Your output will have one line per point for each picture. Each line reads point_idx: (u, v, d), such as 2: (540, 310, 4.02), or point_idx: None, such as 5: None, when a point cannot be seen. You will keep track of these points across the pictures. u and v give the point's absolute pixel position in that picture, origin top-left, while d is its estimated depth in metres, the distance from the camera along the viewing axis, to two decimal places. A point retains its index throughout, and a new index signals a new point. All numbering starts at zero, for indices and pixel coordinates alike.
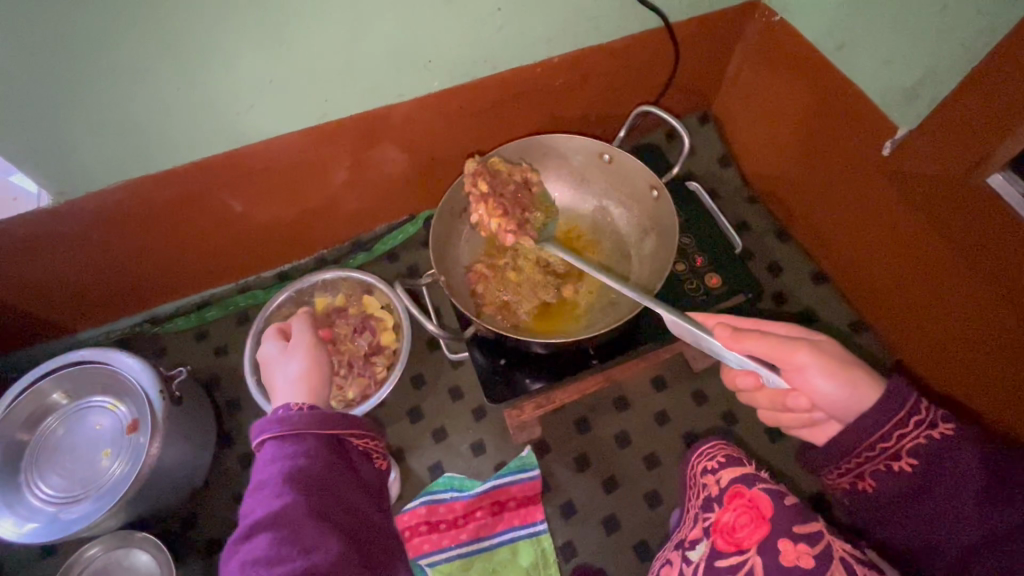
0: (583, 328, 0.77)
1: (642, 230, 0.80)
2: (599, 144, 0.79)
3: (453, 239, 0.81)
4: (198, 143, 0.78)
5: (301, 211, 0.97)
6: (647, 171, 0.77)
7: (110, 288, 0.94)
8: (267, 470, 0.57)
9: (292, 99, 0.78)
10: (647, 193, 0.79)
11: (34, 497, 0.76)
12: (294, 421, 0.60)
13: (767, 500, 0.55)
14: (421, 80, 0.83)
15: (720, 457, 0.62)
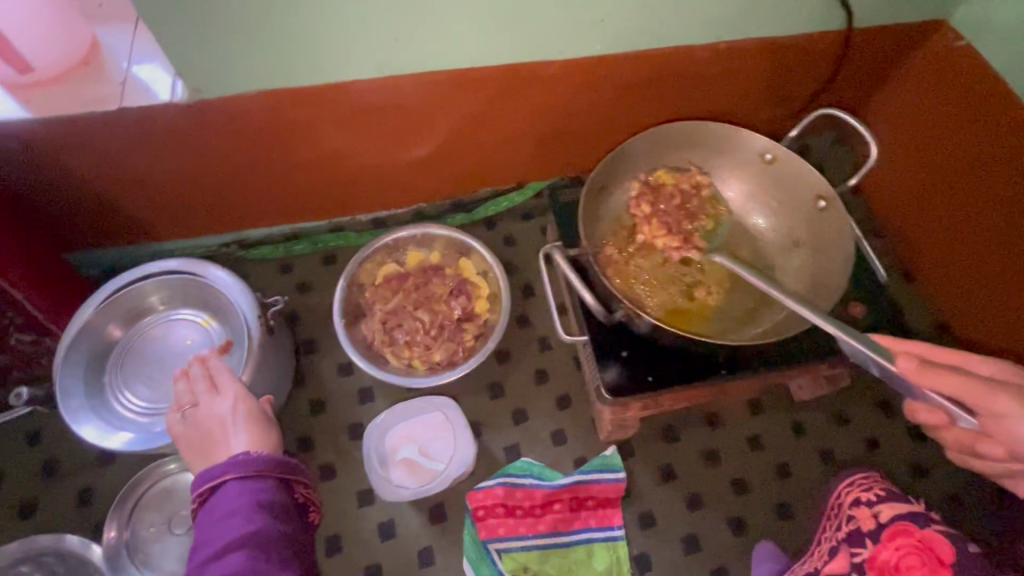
0: (719, 332, 0.71)
1: (794, 243, 0.74)
2: (767, 142, 0.73)
3: (595, 215, 0.75)
4: (343, 66, 0.73)
5: (415, 157, 0.91)
6: (820, 179, 0.71)
7: (210, 201, 0.89)
8: (234, 503, 0.57)
9: (453, 37, 0.72)
10: (809, 204, 0.73)
11: (119, 404, 0.75)
12: (240, 464, 0.60)
13: (947, 546, 0.62)
14: (584, 41, 0.77)
15: (877, 491, 0.70)
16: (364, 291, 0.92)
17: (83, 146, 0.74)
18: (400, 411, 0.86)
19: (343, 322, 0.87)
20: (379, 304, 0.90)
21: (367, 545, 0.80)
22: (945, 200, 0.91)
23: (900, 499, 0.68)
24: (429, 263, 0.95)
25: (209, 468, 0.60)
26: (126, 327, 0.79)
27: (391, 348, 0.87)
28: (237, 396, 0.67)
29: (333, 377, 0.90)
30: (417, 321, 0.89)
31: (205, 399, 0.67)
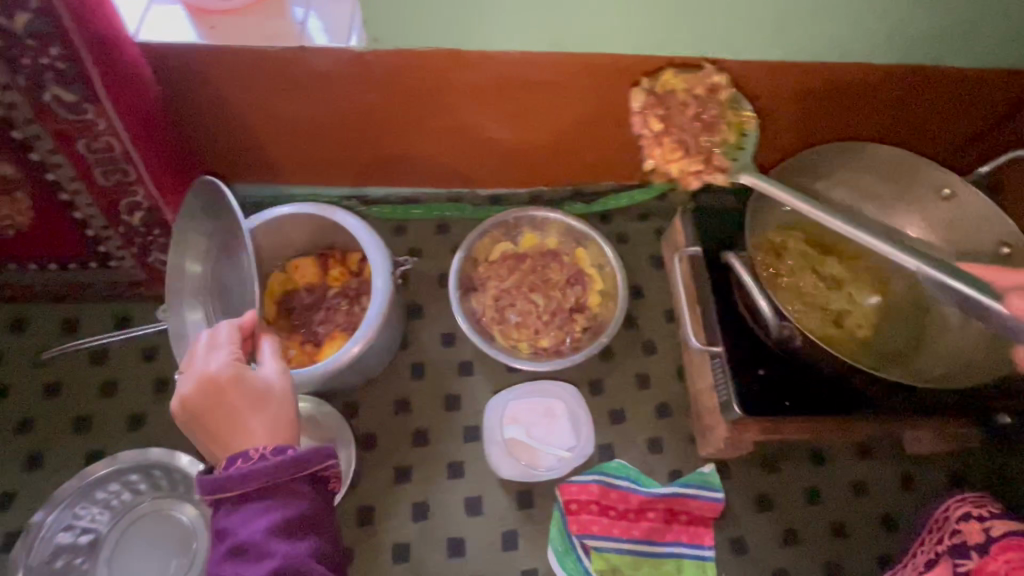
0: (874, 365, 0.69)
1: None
2: (950, 175, 0.71)
3: (757, 226, 0.74)
4: (519, 35, 0.71)
5: (553, 139, 0.89)
6: (1006, 222, 0.69)
7: (344, 155, 0.89)
8: (251, 525, 0.50)
9: (636, 19, 0.70)
10: (987, 249, 0.71)
11: None
12: (243, 475, 0.51)
13: None
14: (765, 44, 0.74)
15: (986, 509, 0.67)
16: (477, 266, 0.91)
17: (247, 81, 0.74)
18: (519, 389, 0.85)
19: (457, 294, 0.87)
20: (493, 281, 0.89)
21: (453, 518, 0.79)
22: None
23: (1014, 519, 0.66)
24: (544, 247, 0.93)
25: (209, 474, 0.51)
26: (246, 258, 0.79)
27: (500, 326, 0.87)
28: (232, 368, 0.55)
29: (435, 345, 0.90)
30: (531, 304, 0.88)
31: (193, 369, 0.55)
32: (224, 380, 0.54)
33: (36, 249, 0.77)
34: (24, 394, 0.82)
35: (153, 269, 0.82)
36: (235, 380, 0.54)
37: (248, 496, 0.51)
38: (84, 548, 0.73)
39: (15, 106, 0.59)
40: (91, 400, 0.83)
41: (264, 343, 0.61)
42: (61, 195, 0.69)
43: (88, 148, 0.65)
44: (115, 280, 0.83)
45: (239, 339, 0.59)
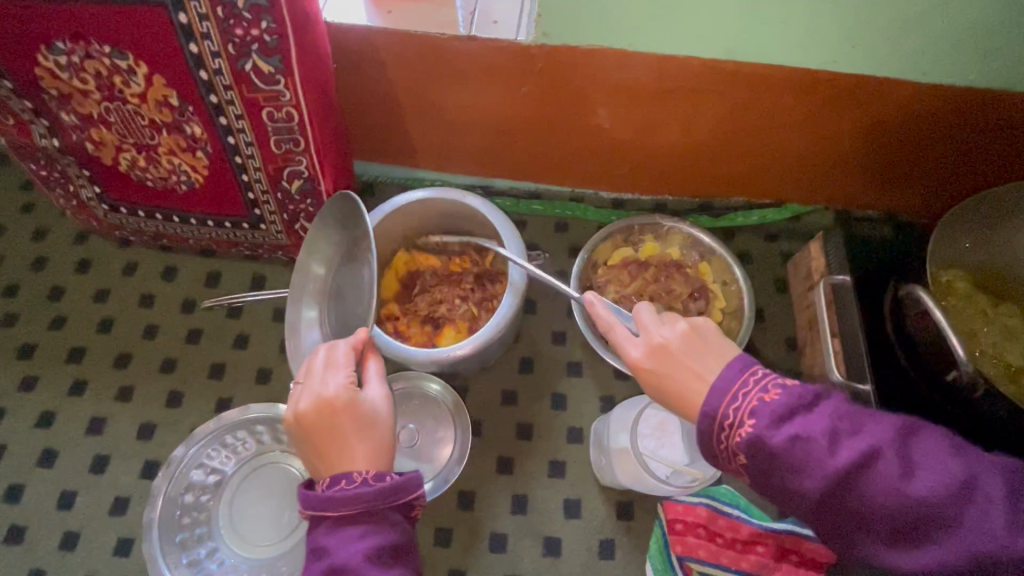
0: None
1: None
2: None
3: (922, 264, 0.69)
4: (685, 38, 0.70)
5: (692, 148, 0.87)
6: None
7: (483, 144, 0.91)
8: (346, 551, 0.51)
9: (814, 29, 0.67)
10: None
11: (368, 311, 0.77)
12: (344, 497, 0.52)
13: None
14: (951, 67, 0.69)
15: None
16: (597, 268, 0.91)
17: (411, 66, 0.78)
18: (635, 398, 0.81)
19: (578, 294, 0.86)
20: (611, 285, 0.88)
21: (551, 516, 0.79)
22: None
23: None
24: (667, 256, 0.91)
25: (314, 489, 0.53)
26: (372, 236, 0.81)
27: None
28: (346, 393, 0.57)
29: (546, 342, 0.90)
30: None
31: (315, 385, 0.58)
32: (340, 403, 0.56)
33: (201, 205, 0.84)
34: (169, 336, 0.90)
35: (297, 235, 0.87)
36: (346, 407, 0.56)
37: (344, 519, 0.52)
38: (210, 487, 0.78)
39: (220, 73, 0.65)
40: (227, 350, 0.89)
41: (372, 363, 0.61)
42: (237, 158, 0.75)
43: (271, 117, 0.69)
44: (261, 241, 0.88)
45: (352, 361, 0.60)
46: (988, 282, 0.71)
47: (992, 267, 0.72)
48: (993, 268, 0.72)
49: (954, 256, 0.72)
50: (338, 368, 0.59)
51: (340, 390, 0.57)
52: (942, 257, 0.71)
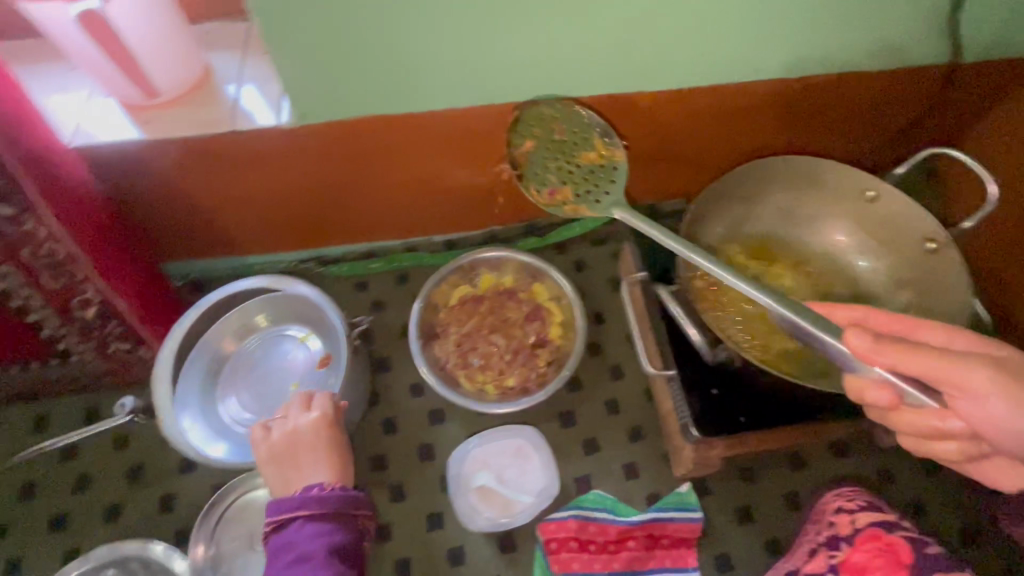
0: (819, 372, 0.71)
1: (896, 284, 0.74)
2: (869, 177, 0.74)
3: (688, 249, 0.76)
4: (441, 91, 0.74)
5: (498, 182, 0.91)
6: (931, 220, 0.70)
7: (296, 221, 0.91)
8: (309, 543, 0.58)
9: (550, 65, 0.73)
10: (916, 245, 0.73)
11: (232, 413, 0.74)
12: (310, 499, 0.60)
13: (906, 547, 0.59)
14: (679, 74, 0.76)
15: (854, 501, 0.65)
16: (437, 312, 0.92)
17: (189, 166, 0.77)
18: (492, 429, 0.87)
19: (419, 342, 0.88)
20: (452, 326, 0.91)
21: (436, 570, 0.79)
22: None
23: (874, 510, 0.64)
24: (501, 285, 0.95)
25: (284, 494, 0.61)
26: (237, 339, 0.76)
27: (465, 371, 0.88)
28: (321, 420, 0.67)
29: (405, 397, 0.91)
30: (492, 345, 0.89)
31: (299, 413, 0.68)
32: (323, 426, 0.66)
33: None
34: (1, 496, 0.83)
35: (116, 358, 0.83)
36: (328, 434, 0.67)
37: (309, 518, 0.60)
38: None
39: None
40: (67, 494, 0.83)
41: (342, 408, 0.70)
42: (14, 299, 0.71)
43: (33, 255, 0.66)
44: (81, 372, 0.84)
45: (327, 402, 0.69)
46: (737, 257, 0.77)
47: (736, 244, 0.78)
48: (738, 244, 0.78)
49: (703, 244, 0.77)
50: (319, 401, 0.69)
51: (319, 418, 0.67)
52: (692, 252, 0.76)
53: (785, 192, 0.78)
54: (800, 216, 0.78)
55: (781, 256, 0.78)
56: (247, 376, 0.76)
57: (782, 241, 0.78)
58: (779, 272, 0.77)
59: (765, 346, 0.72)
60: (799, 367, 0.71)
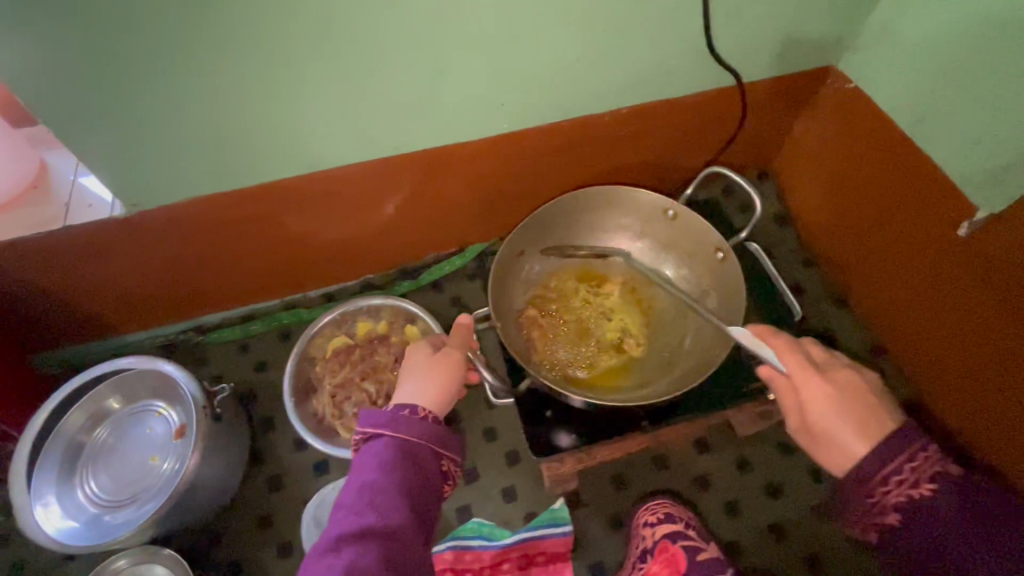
0: (636, 383, 0.78)
1: (701, 293, 0.82)
2: (666, 200, 0.81)
3: (510, 279, 0.84)
4: (269, 165, 0.79)
5: (357, 236, 0.96)
6: (714, 233, 0.79)
7: (165, 296, 0.94)
8: (369, 457, 0.58)
9: (367, 131, 0.78)
10: (711, 254, 0.81)
11: (85, 492, 0.76)
12: (411, 427, 0.61)
13: (684, 556, 0.68)
14: (492, 123, 0.83)
15: (659, 513, 0.75)
16: (315, 364, 0.96)
17: (33, 263, 0.79)
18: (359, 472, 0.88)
19: (291, 400, 0.90)
20: (328, 378, 0.95)
21: None
22: (865, 251, 0.96)
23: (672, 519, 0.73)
24: (376, 332, 0.98)
25: (378, 411, 0.62)
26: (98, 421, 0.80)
27: (341, 421, 0.91)
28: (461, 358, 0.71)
29: (290, 452, 0.93)
30: (363, 393, 0.93)
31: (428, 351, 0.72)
32: (451, 364, 0.70)
33: None
34: None
35: None
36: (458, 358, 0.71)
37: (402, 446, 0.60)
38: None
39: None
40: None
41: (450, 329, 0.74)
42: None
43: None
44: None
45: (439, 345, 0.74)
46: (564, 287, 0.85)
47: (562, 274, 0.86)
48: (565, 274, 0.86)
49: (528, 280, 0.85)
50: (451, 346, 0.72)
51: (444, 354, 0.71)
52: (518, 288, 0.84)
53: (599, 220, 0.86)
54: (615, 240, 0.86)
55: (605, 280, 0.86)
56: (107, 453, 0.79)
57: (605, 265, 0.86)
58: (605, 294, 0.85)
59: (592, 368, 0.79)
60: (620, 384, 0.78)
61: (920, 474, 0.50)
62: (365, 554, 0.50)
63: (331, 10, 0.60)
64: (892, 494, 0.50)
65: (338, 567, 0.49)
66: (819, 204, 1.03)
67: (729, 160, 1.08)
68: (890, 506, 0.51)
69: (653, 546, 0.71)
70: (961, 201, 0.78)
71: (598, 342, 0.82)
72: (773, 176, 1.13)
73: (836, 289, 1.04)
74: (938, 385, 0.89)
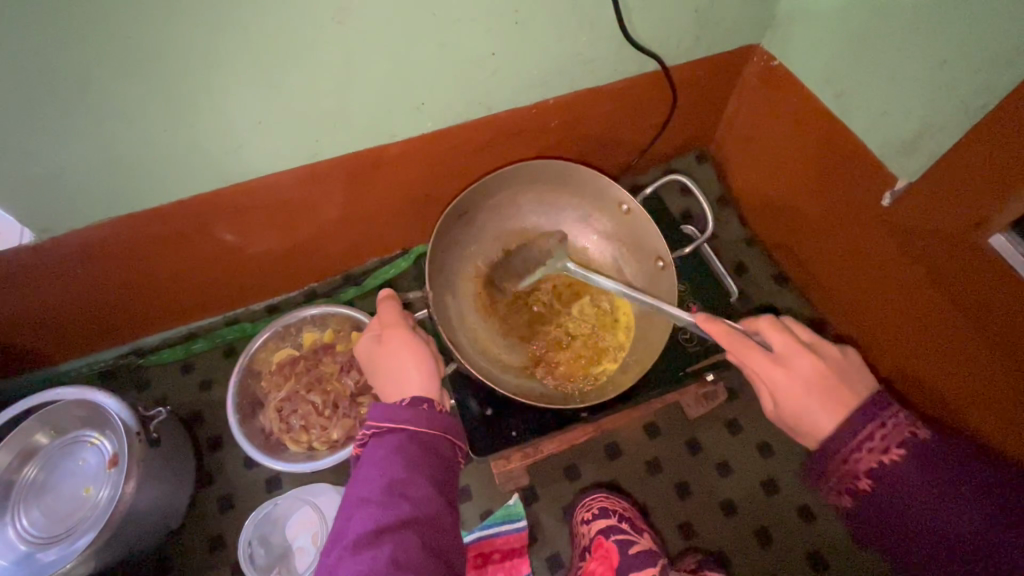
0: (558, 378, 0.81)
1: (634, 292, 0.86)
2: (624, 194, 0.83)
3: (450, 243, 0.83)
4: (186, 182, 0.76)
5: (293, 246, 0.94)
6: (660, 243, 0.82)
7: (92, 325, 0.90)
8: (388, 451, 0.55)
9: (286, 140, 0.76)
10: (651, 263, 0.85)
11: (13, 530, 0.75)
12: (424, 420, 0.58)
13: (617, 553, 0.73)
14: (416, 122, 0.81)
15: (593, 509, 0.78)
16: (260, 378, 0.94)
17: None
18: (301, 488, 0.87)
19: (236, 417, 0.87)
20: (273, 391, 0.93)
21: None
22: (799, 221, 0.98)
23: (607, 515, 0.77)
24: (321, 342, 0.96)
25: (391, 406, 0.58)
26: (28, 458, 0.78)
27: (288, 435, 0.90)
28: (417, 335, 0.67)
29: (240, 470, 0.93)
30: (309, 405, 0.92)
31: (373, 341, 0.66)
32: (415, 341, 0.65)
33: None
34: None
35: None
36: (399, 331, 0.66)
37: (415, 437, 0.57)
38: None
39: None
40: None
41: (395, 309, 0.69)
42: None
43: None
44: None
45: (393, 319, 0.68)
46: (505, 260, 0.86)
47: (503, 248, 0.86)
48: (506, 247, 0.86)
49: (468, 248, 0.85)
50: (392, 326, 0.67)
51: (400, 333, 0.66)
52: (455, 257, 0.84)
53: (551, 194, 0.87)
54: (564, 218, 0.88)
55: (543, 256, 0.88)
56: (39, 490, 0.78)
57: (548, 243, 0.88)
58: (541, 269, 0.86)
59: (513, 350, 0.83)
60: (538, 370, 0.81)
61: (888, 441, 0.50)
62: (404, 545, 0.49)
63: (221, 21, 0.58)
64: (863, 461, 0.51)
65: (382, 561, 0.48)
66: (755, 182, 1.04)
67: (666, 144, 1.08)
68: (864, 473, 0.51)
69: (590, 544, 0.75)
70: (881, 172, 0.80)
71: (523, 323, 0.84)
72: (711, 156, 1.14)
73: (777, 264, 1.06)
74: (870, 341, 0.92)
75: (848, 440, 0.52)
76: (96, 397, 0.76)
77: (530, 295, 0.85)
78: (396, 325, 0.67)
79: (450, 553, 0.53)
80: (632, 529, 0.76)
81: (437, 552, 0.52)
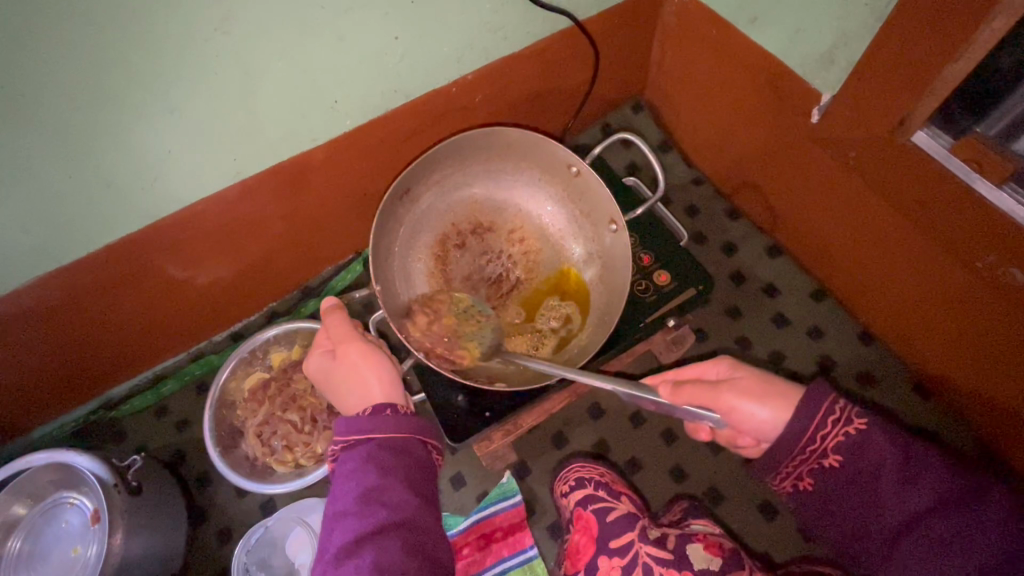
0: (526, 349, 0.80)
1: (588, 259, 0.84)
2: (572, 156, 0.79)
3: (394, 225, 0.81)
4: (111, 224, 0.73)
5: (242, 268, 0.92)
6: (610, 204, 0.80)
7: (54, 388, 0.88)
8: (354, 464, 0.53)
9: (202, 162, 0.73)
10: (605, 226, 0.82)
11: None
12: (392, 425, 0.55)
13: (594, 521, 0.71)
14: (335, 121, 0.79)
15: (570, 481, 0.76)
16: (234, 407, 0.93)
17: None
18: (291, 506, 0.87)
19: (218, 451, 0.86)
20: (250, 418, 0.92)
21: None
22: (739, 152, 0.98)
23: (581, 486, 0.75)
24: (290, 360, 0.95)
25: (356, 417, 0.55)
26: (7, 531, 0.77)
27: (274, 456, 0.90)
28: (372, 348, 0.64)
29: (234, 500, 0.94)
30: (288, 423, 0.92)
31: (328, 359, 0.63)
32: (370, 354, 0.62)
33: None
34: None
35: None
36: (354, 343, 0.63)
37: (388, 444, 0.54)
38: None
39: None
40: None
41: (342, 322, 0.65)
42: None
43: None
44: None
45: (341, 333, 0.64)
46: (456, 234, 0.85)
47: (452, 223, 0.84)
48: (456, 222, 0.85)
49: (414, 228, 0.83)
50: (349, 341, 0.64)
51: (353, 347, 0.63)
52: (402, 240, 0.82)
53: (498, 160, 0.84)
54: (514, 183, 0.86)
55: (494, 225, 0.86)
56: (27, 558, 0.77)
57: (500, 211, 0.86)
58: (494, 236, 0.86)
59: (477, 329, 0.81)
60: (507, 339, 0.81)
61: (849, 413, 0.58)
62: (386, 551, 0.49)
63: (94, 54, 0.54)
64: (829, 438, 0.58)
65: (365, 570, 0.48)
66: (692, 120, 1.04)
67: (598, 100, 1.07)
68: (830, 449, 0.58)
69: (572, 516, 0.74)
70: (806, 91, 0.79)
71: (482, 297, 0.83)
72: (647, 103, 1.13)
73: (729, 200, 1.06)
74: (822, 261, 0.95)
75: (807, 427, 0.59)
76: (64, 457, 0.74)
77: (486, 268, 0.85)
78: (347, 338, 0.64)
79: (436, 550, 0.53)
80: (612, 494, 0.73)
81: (423, 553, 0.51)
